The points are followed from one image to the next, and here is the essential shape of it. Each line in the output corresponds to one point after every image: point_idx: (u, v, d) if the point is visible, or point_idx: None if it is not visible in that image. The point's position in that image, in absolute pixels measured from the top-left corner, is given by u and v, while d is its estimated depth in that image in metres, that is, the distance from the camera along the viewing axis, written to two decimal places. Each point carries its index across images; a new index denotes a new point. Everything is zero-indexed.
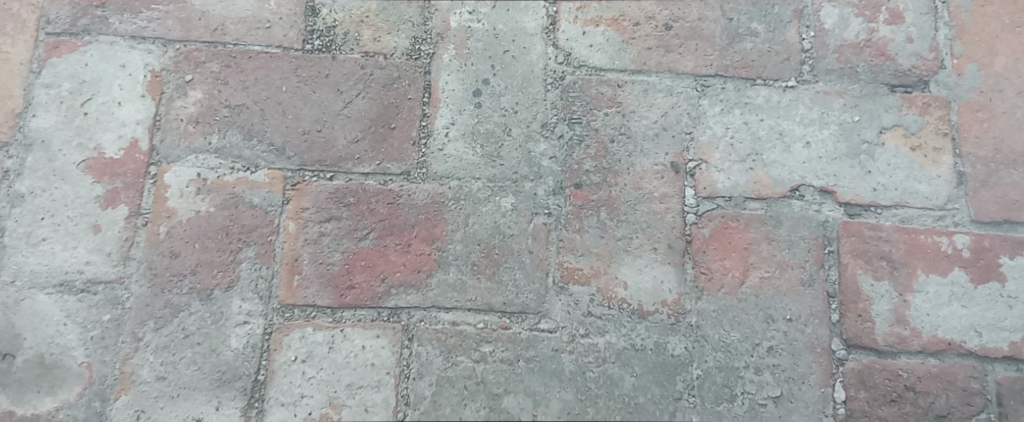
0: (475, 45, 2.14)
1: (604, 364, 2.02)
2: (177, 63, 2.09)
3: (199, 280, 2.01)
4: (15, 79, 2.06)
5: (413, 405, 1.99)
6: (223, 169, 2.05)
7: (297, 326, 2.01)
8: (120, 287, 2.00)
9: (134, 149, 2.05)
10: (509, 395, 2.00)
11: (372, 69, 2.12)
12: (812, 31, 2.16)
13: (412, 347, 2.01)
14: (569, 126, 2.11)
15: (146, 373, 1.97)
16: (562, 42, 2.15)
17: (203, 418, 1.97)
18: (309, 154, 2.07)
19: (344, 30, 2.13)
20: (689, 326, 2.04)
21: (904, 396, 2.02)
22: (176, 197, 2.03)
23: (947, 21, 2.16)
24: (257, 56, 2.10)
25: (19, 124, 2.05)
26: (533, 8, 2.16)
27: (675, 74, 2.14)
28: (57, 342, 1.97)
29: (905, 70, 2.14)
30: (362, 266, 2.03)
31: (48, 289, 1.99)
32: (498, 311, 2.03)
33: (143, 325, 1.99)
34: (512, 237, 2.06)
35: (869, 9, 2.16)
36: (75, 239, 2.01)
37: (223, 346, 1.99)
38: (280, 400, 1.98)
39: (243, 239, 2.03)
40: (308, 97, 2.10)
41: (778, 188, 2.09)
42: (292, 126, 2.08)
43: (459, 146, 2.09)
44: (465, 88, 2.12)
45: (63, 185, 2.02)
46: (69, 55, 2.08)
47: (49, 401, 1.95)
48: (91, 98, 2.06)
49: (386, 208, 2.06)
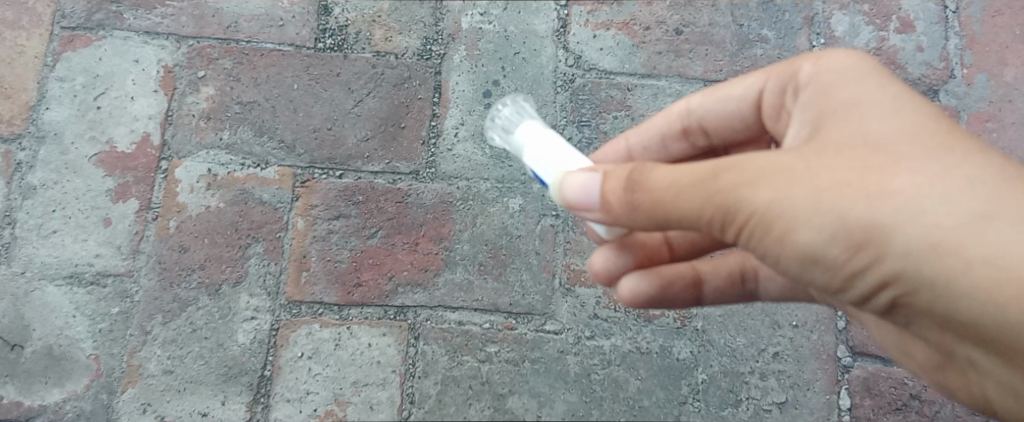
0: (485, 46, 2.15)
1: (609, 366, 2.01)
2: (190, 59, 2.11)
3: (207, 274, 2.01)
4: (29, 73, 2.08)
5: (418, 404, 1.99)
6: (234, 165, 2.06)
7: (305, 323, 2.02)
8: (129, 280, 2.01)
9: (145, 143, 2.07)
10: (514, 396, 1.99)
11: (384, 68, 2.13)
12: (821, 39, 2.17)
13: (418, 345, 2.02)
14: (578, 129, 2.11)
15: (153, 366, 1.98)
16: (573, 45, 2.17)
17: (209, 412, 1.97)
18: (319, 151, 2.09)
19: (357, 29, 2.15)
20: (694, 330, 2.04)
21: (908, 404, 2.02)
22: (186, 192, 2.05)
23: (957, 32, 2.18)
24: (269, 54, 2.13)
25: (32, 117, 2.06)
26: (544, 11, 2.18)
27: (685, 79, 2.15)
28: (65, 334, 1.98)
29: (915, 79, 2.15)
30: (369, 264, 2.04)
31: (57, 281, 2.00)
32: (504, 311, 2.04)
33: (151, 319, 1.99)
34: (519, 238, 2.06)
35: (880, 18, 2.19)
36: (85, 232, 2.02)
37: (230, 341, 1.99)
38: (286, 396, 1.98)
39: (252, 234, 2.04)
40: (320, 95, 2.11)
41: None
42: (303, 123, 2.09)
43: (468, 147, 2.10)
44: (475, 88, 2.13)
45: (75, 178, 2.04)
46: (83, 49, 2.10)
47: (57, 392, 1.96)
48: (104, 92, 2.08)
49: (394, 207, 2.06)
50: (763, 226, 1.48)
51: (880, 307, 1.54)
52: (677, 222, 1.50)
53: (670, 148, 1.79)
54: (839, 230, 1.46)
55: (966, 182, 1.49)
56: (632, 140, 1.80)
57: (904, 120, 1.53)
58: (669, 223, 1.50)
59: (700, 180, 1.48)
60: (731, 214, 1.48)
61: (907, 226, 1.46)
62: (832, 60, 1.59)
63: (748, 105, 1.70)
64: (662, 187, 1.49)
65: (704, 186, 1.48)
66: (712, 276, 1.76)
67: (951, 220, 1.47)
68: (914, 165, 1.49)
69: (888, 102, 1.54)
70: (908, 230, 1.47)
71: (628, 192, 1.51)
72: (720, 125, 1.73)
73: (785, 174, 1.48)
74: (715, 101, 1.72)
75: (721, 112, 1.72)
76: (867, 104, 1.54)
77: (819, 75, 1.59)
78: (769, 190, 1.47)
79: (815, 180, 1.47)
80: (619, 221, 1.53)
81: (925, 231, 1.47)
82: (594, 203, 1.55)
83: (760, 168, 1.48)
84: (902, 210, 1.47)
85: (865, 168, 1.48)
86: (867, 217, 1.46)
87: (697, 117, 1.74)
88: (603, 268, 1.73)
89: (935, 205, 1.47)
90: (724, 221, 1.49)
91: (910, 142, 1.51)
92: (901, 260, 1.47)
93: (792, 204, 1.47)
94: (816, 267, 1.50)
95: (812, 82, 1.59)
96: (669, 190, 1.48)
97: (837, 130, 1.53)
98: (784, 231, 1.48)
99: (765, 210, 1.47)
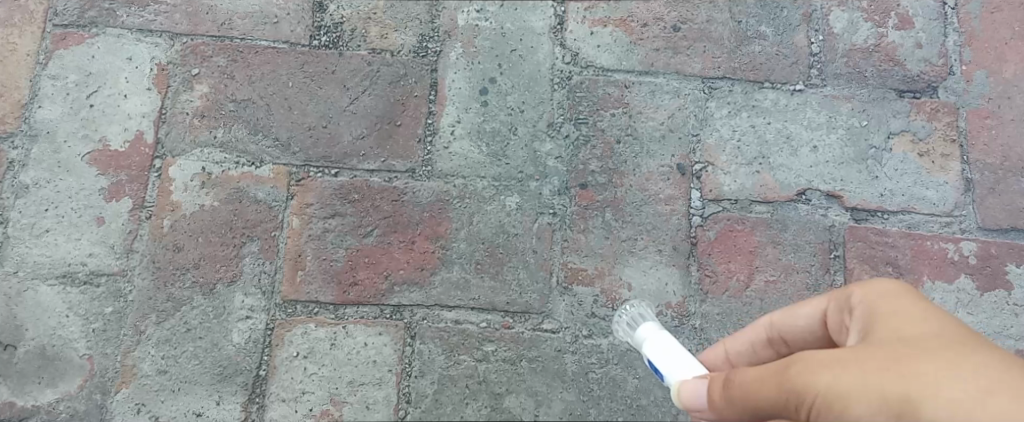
0: (482, 43, 2.14)
1: (606, 365, 2.00)
2: (184, 57, 2.09)
3: (202, 274, 2.00)
4: (22, 70, 2.07)
5: (415, 403, 1.97)
6: (228, 163, 2.05)
7: (300, 322, 2.00)
8: (123, 279, 1.99)
9: (139, 142, 2.05)
10: (511, 395, 1.98)
11: (379, 65, 2.12)
12: (820, 35, 2.16)
13: (415, 345, 2.00)
14: (575, 126, 2.10)
15: (147, 366, 1.96)
16: (570, 42, 2.15)
17: (204, 413, 1.95)
18: (314, 149, 2.07)
19: (352, 27, 2.14)
20: (692, 329, 2.02)
21: None
22: (181, 190, 2.03)
23: (957, 28, 2.17)
24: (264, 51, 2.11)
25: (24, 115, 2.05)
26: (541, 8, 2.16)
27: (682, 76, 2.14)
28: (59, 334, 1.96)
29: (914, 76, 2.14)
30: (365, 263, 2.02)
31: (50, 280, 1.98)
32: (501, 310, 2.02)
33: (145, 318, 1.98)
34: (516, 237, 2.05)
35: (879, 14, 2.17)
36: (78, 231, 2.00)
37: (225, 341, 1.98)
38: (281, 396, 1.97)
39: (246, 233, 2.02)
40: (315, 93, 2.09)
41: (784, 192, 2.08)
42: (298, 121, 2.08)
43: (465, 144, 2.09)
44: (471, 86, 2.11)
45: (68, 177, 2.02)
46: (75, 47, 2.08)
47: (50, 392, 1.94)
48: (97, 90, 2.06)
49: (391, 205, 2.05)
50: (822, 405, 1.51)
51: None
52: (757, 409, 1.55)
53: (758, 358, 1.78)
54: (890, 408, 1.49)
55: (993, 368, 1.51)
56: (730, 348, 1.80)
57: (953, 325, 1.57)
58: (754, 412, 1.56)
59: (769, 372, 1.55)
60: (795, 398, 1.52)
61: (944, 402, 1.48)
62: (879, 282, 1.64)
63: (820, 323, 1.71)
64: (744, 379, 1.56)
65: (775, 375, 1.54)
66: None
67: (984, 397, 1.49)
68: (960, 358, 1.52)
69: (934, 311, 1.58)
70: (948, 405, 1.48)
71: (724, 386, 1.59)
72: (799, 337, 1.74)
73: (839, 360, 1.52)
74: (790, 317, 1.73)
75: (800, 327, 1.72)
76: (923, 311, 1.58)
77: (869, 294, 1.63)
78: (827, 375, 1.51)
79: (863, 365, 1.52)
80: (721, 416, 1.60)
81: (962, 405, 1.48)
82: (704, 402, 1.63)
83: (821, 357, 1.53)
84: (944, 391, 1.49)
85: (908, 355, 1.52)
86: (906, 393, 1.49)
87: (777, 329, 1.75)
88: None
89: (973, 387, 1.49)
90: (791, 404, 1.53)
91: (958, 341, 1.54)
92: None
93: (847, 385, 1.50)
94: None
95: (859, 301, 1.63)
96: (751, 381, 1.55)
97: (882, 331, 1.57)
98: (840, 408, 1.50)
99: (824, 392, 1.51)
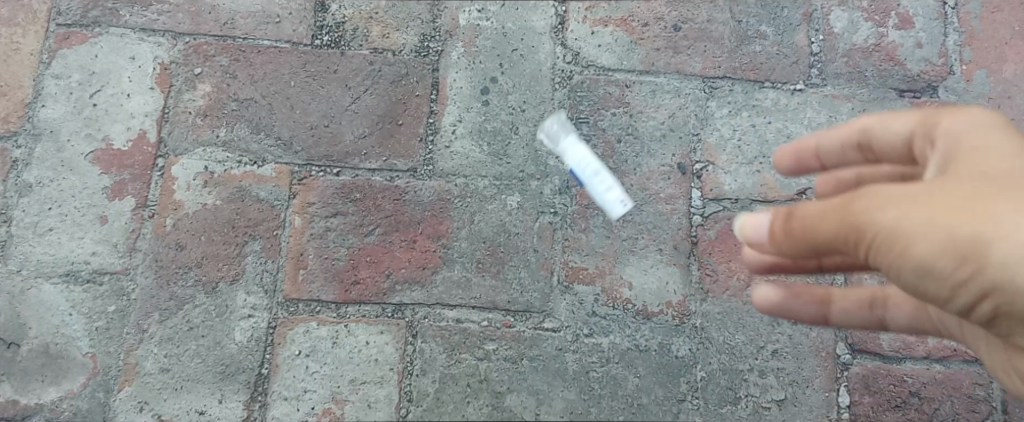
0: (483, 43, 2.14)
1: (607, 364, 2.01)
2: (186, 56, 2.10)
3: (204, 272, 2.01)
4: (25, 69, 2.07)
5: (416, 402, 1.98)
6: (230, 162, 2.06)
7: (302, 321, 2.01)
8: (126, 278, 2.00)
9: (142, 141, 2.06)
10: (512, 394, 1.99)
11: (381, 65, 2.12)
12: (820, 35, 2.17)
13: (416, 343, 2.01)
14: (576, 126, 2.11)
15: (150, 364, 1.97)
16: (571, 41, 2.16)
17: (206, 411, 1.96)
18: (316, 149, 2.08)
19: (354, 26, 2.14)
20: (693, 328, 2.03)
21: (907, 402, 2.01)
22: (183, 190, 2.04)
23: (957, 28, 2.17)
24: (266, 51, 2.12)
25: (28, 114, 2.05)
26: (542, 7, 2.17)
27: (683, 76, 2.15)
28: (62, 333, 1.97)
29: (914, 75, 2.14)
30: (367, 262, 2.03)
31: (54, 279, 1.99)
32: (502, 309, 2.03)
33: (148, 317, 1.99)
34: (518, 236, 2.06)
35: (879, 14, 2.18)
36: (81, 230, 2.01)
37: (227, 339, 1.99)
38: (283, 394, 1.98)
39: (249, 232, 2.03)
40: (317, 92, 2.10)
41: (785, 192, 2.09)
42: (300, 120, 2.09)
43: (466, 144, 2.09)
44: (473, 85, 2.12)
45: (71, 175, 2.03)
46: (78, 47, 2.09)
47: (53, 390, 1.95)
48: (100, 89, 2.07)
49: (392, 204, 2.06)
50: (881, 242, 1.51)
51: (982, 318, 1.56)
52: (816, 240, 1.55)
53: (843, 158, 1.72)
54: (953, 246, 1.48)
55: None
56: (822, 138, 1.72)
57: None
58: (815, 245, 1.55)
59: (839, 201, 1.53)
60: (861, 233, 1.51)
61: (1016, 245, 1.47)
62: (971, 110, 1.60)
63: (905, 139, 1.64)
64: (811, 213, 1.55)
65: (838, 209, 1.53)
66: (841, 301, 1.78)
67: None
68: None
69: (1013, 151, 1.55)
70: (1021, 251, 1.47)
71: (786, 219, 1.58)
72: (887, 146, 1.66)
73: (910, 196, 1.50)
74: (883, 124, 1.65)
75: (887, 136, 1.65)
76: (998, 148, 1.56)
77: (959, 123, 1.59)
78: (893, 209, 1.50)
79: (936, 201, 1.49)
80: (780, 249, 1.60)
81: None
82: (764, 234, 1.62)
83: (890, 193, 1.51)
84: (1015, 231, 1.48)
85: (985, 191, 1.50)
86: (974, 232, 1.48)
87: (864, 134, 1.67)
88: (763, 299, 1.80)
89: None
90: (848, 239, 1.53)
91: None
92: (1008, 275, 1.48)
93: (914, 223, 1.49)
94: (933, 281, 1.52)
95: (946, 130, 1.59)
96: (814, 215, 1.54)
97: (960, 169, 1.55)
98: (900, 246, 1.50)
99: (891, 229, 1.50)
